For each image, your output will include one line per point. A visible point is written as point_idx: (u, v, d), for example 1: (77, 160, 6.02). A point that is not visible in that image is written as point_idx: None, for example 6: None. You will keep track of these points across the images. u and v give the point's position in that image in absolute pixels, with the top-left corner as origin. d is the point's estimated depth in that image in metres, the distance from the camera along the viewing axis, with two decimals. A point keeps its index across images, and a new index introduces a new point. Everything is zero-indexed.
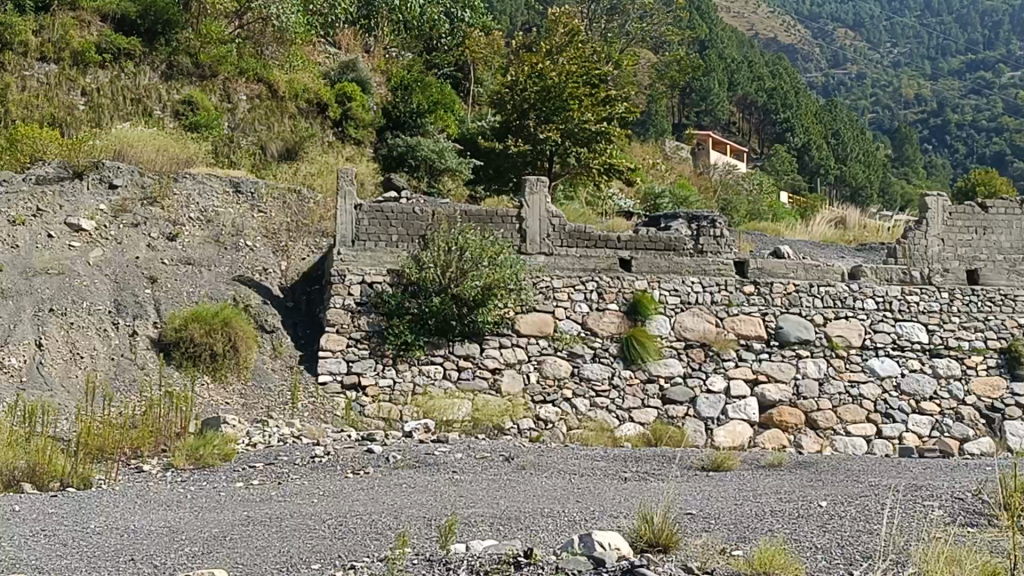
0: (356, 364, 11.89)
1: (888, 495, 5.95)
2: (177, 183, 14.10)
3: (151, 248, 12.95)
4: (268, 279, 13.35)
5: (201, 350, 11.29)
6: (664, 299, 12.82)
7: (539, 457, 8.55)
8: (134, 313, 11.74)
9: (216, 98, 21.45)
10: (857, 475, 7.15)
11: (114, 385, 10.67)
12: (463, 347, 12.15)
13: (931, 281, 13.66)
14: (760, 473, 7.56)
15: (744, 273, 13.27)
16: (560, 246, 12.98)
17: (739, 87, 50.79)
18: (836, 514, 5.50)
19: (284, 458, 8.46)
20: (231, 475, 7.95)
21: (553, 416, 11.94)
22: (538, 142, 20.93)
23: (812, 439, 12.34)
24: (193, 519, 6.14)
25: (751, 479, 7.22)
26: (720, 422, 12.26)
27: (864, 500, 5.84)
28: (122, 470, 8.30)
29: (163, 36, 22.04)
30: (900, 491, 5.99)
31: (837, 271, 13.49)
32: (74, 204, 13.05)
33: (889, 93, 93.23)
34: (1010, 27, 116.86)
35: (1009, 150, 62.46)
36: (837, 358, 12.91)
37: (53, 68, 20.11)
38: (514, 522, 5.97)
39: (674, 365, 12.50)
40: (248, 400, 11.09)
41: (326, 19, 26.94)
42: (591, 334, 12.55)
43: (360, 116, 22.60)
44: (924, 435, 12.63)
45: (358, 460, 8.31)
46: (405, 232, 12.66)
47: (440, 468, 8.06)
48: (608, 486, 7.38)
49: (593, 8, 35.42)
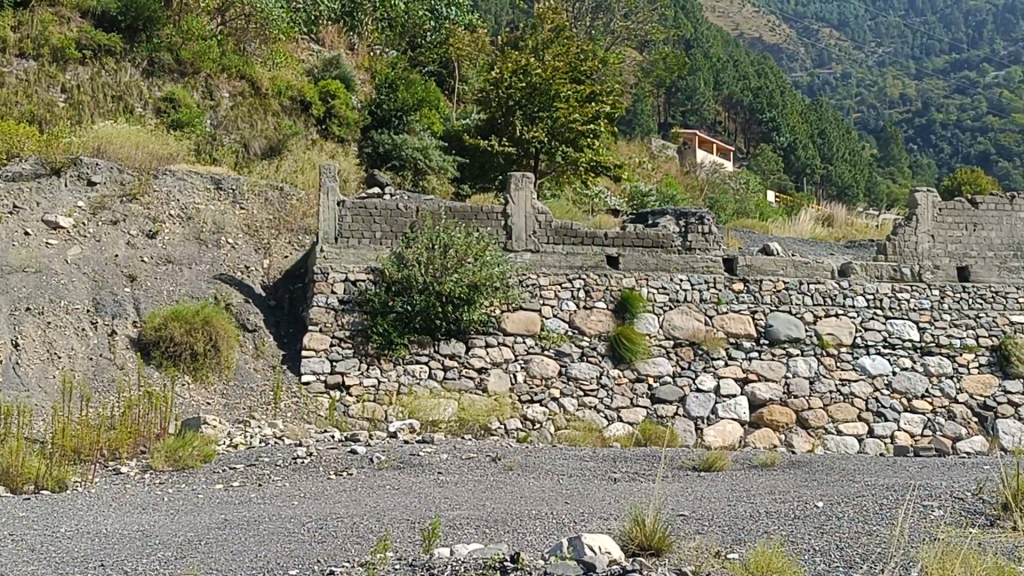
0: (339, 364, 11.70)
1: (886, 495, 5.78)
2: (157, 180, 13.87)
3: (130, 246, 12.72)
4: (250, 277, 13.14)
5: (182, 349, 11.07)
6: (652, 297, 12.65)
7: (526, 458, 8.37)
8: (112, 312, 11.52)
9: (198, 95, 21.21)
10: (852, 474, 6.98)
11: (93, 385, 10.45)
12: (449, 346, 11.95)
13: (922, 278, 13.48)
14: (753, 473, 7.39)
15: (733, 270, 13.13)
16: (546, 243, 12.80)
17: (725, 86, 50.97)
18: (834, 515, 5.32)
19: (264, 459, 8.25)
20: (210, 477, 7.74)
21: (541, 416, 11.76)
22: (525, 142, 20.83)
23: (802, 438, 12.21)
24: (167, 523, 5.94)
25: (744, 479, 7.05)
26: (709, 422, 12.12)
27: (861, 500, 5.67)
28: (98, 472, 8.10)
29: (144, 33, 21.60)
30: (898, 491, 5.82)
31: (827, 268, 13.33)
32: (52, 202, 12.82)
33: (874, 92, 93.37)
34: (993, 26, 117.21)
35: (993, 149, 62.56)
36: (827, 356, 12.77)
37: (32, 65, 19.60)
38: (501, 525, 5.79)
39: (663, 364, 12.33)
40: (229, 400, 10.89)
41: (310, 17, 26.78)
42: (579, 333, 12.37)
43: (344, 114, 22.46)
44: (916, 434, 12.52)
45: (340, 461, 8.12)
46: (388, 229, 12.47)
47: (425, 469, 7.87)
48: (597, 487, 7.22)
49: (579, 7, 35.29)
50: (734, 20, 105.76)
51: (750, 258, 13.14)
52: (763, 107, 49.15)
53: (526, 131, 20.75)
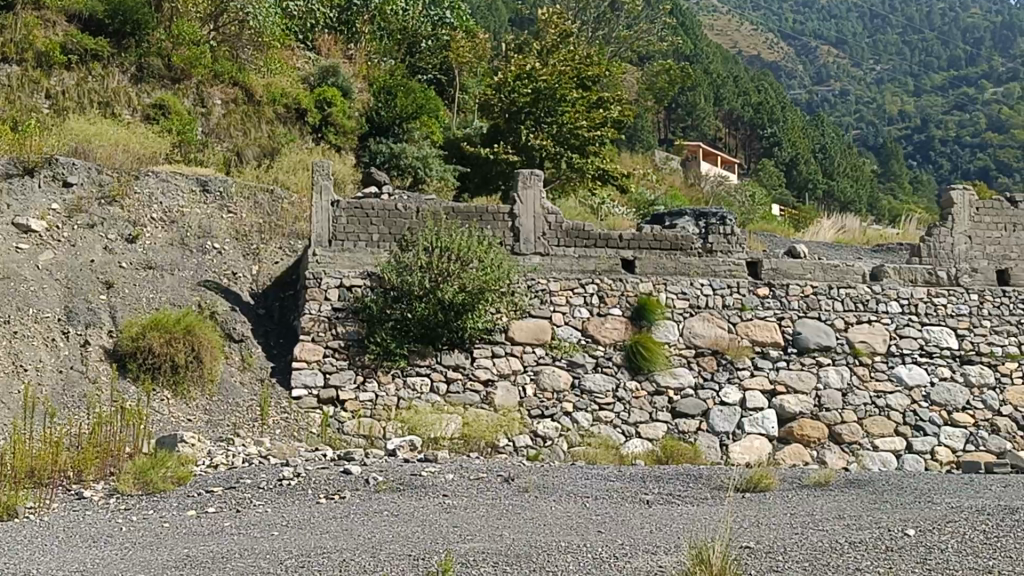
0: (333, 376, 10.78)
1: (987, 531, 4.91)
2: (140, 181, 12.95)
3: (108, 250, 11.81)
4: (238, 284, 12.21)
5: (161, 361, 10.16)
6: (671, 303, 11.71)
7: (543, 479, 7.41)
8: (85, 321, 10.58)
9: (189, 102, 20.32)
10: (929, 497, 6.12)
11: (63, 400, 9.52)
12: (452, 357, 11.02)
13: (959, 282, 12.55)
14: (811, 495, 6.50)
15: (757, 274, 12.17)
16: (557, 245, 11.83)
17: (725, 101, 49.20)
18: (936, 561, 4.47)
19: (246, 481, 7.29)
20: (183, 503, 6.82)
21: (553, 432, 10.83)
22: (528, 147, 20.10)
23: (836, 454, 11.29)
24: (116, 562, 5.01)
25: (802, 503, 6.14)
26: (735, 438, 11.19)
27: (956, 538, 4.81)
28: (58, 496, 7.18)
29: (133, 37, 20.66)
30: (999, 527, 4.96)
31: (858, 272, 12.36)
32: (24, 204, 11.88)
33: (873, 109, 92.32)
34: (990, 43, 116.57)
35: (993, 165, 61.59)
36: (861, 366, 11.82)
37: (14, 71, 18.70)
38: (525, 562, 4.88)
39: (684, 375, 11.40)
40: (213, 416, 9.99)
41: (305, 24, 26.00)
42: (593, 342, 11.43)
43: (341, 122, 21.59)
44: (958, 449, 11.62)
45: (332, 483, 7.17)
46: (386, 231, 11.50)
47: (429, 492, 6.94)
48: (630, 513, 6.29)
49: (581, 17, 33.78)
50: (730, 39, 105.23)
51: (775, 261, 12.21)
52: (764, 122, 48.20)
53: (531, 137, 20.12)
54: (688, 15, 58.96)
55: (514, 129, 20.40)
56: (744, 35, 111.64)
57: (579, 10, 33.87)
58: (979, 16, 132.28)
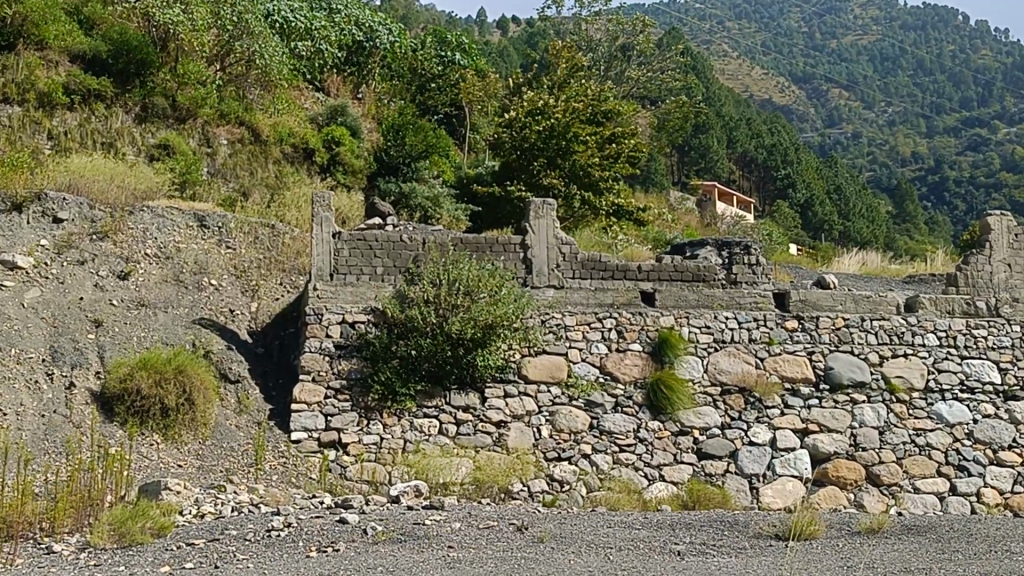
0: (335, 419, 10.10)
1: None
2: (133, 217, 12.34)
3: (98, 287, 11.20)
4: (235, 322, 11.59)
5: (150, 404, 9.52)
6: (694, 338, 11.01)
7: (560, 527, 6.71)
8: (71, 361, 9.95)
9: (195, 142, 19.77)
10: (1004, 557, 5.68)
11: (42, 447, 8.85)
12: (462, 397, 10.32)
13: (999, 312, 11.83)
14: (871, 546, 5.99)
15: (786, 306, 11.46)
16: (571, 278, 11.16)
17: (738, 143, 48.44)
18: None
19: (231, 532, 6.59)
20: (160, 556, 6.13)
21: (571, 476, 10.11)
22: (541, 186, 19.61)
23: (873, 497, 10.55)
24: None
25: (865, 561, 5.58)
26: (766, 480, 10.45)
27: None
28: (26, 551, 6.49)
29: (137, 78, 20.13)
30: None
31: (892, 303, 11.62)
32: (10, 240, 11.24)
33: (887, 151, 91.44)
34: (1000, 84, 115.86)
35: (1008, 205, 60.65)
36: (898, 403, 11.09)
37: (16, 111, 17.89)
38: None
39: (710, 414, 10.68)
40: (205, 462, 9.35)
41: (313, 64, 25.47)
42: (612, 380, 10.72)
43: (349, 161, 21.26)
44: (1005, 491, 10.88)
45: (327, 534, 6.48)
46: (390, 264, 10.84)
47: (433, 543, 6.25)
48: (661, 567, 5.62)
49: (593, 57, 33.04)
50: (741, 85, 104.49)
51: (804, 292, 11.48)
52: (778, 164, 47.41)
53: (544, 174, 19.65)
54: (697, 57, 58.20)
55: (526, 166, 19.81)
56: (754, 80, 111.03)
57: (589, 49, 33.13)
58: (989, 58, 131.64)
